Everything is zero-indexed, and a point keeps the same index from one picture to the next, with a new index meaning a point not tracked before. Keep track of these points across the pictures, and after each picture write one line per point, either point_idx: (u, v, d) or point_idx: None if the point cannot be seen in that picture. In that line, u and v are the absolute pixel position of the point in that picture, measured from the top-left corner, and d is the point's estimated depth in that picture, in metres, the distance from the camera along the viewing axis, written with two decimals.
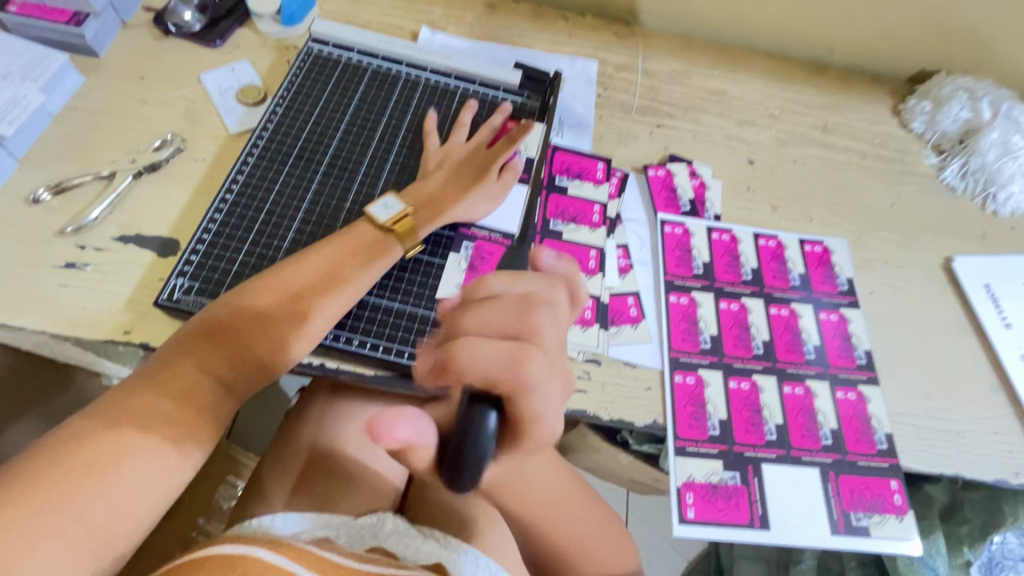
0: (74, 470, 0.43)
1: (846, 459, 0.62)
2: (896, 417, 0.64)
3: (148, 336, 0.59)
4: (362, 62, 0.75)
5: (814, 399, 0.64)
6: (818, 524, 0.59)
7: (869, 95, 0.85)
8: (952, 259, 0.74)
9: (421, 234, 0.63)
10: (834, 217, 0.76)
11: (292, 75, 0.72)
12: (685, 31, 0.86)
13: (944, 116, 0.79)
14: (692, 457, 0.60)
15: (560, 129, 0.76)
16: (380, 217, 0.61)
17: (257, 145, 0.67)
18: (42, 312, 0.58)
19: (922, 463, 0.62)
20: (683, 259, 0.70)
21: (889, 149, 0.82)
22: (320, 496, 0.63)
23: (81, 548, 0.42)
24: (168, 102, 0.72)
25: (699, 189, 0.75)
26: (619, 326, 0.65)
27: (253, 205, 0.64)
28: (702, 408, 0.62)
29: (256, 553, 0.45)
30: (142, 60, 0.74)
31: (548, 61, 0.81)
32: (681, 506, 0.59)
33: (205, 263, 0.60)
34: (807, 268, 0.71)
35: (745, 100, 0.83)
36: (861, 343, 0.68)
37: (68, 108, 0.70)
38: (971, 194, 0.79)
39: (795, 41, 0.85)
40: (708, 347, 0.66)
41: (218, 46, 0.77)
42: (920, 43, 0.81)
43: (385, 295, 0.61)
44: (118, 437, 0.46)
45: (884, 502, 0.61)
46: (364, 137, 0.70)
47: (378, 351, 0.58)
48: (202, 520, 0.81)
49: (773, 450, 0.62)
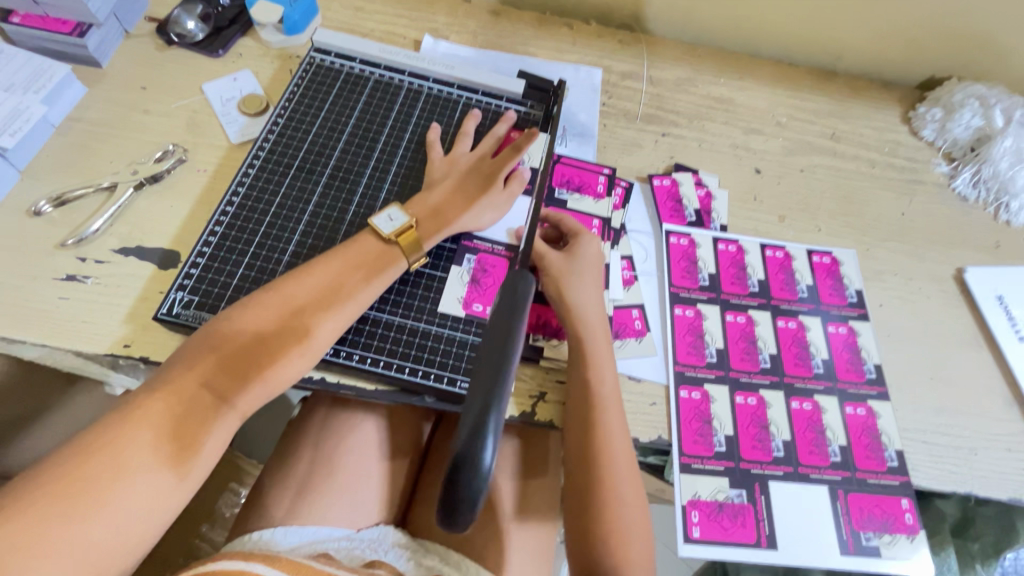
0: (75, 487, 0.43)
1: (856, 477, 0.61)
2: (907, 433, 0.63)
3: (147, 350, 0.58)
4: (365, 71, 0.74)
5: (822, 414, 0.63)
6: (828, 544, 0.58)
7: (879, 102, 0.84)
8: (964, 270, 0.73)
9: (423, 245, 0.61)
10: (842, 228, 0.74)
11: (294, 86, 0.72)
12: (692, 38, 0.85)
13: (955, 124, 0.78)
14: (697, 474, 0.59)
15: (564, 138, 0.75)
16: (382, 227, 0.61)
17: (258, 156, 0.67)
18: (42, 326, 0.58)
19: (935, 481, 0.61)
20: (689, 270, 0.69)
21: (899, 157, 0.80)
22: (322, 511, 0.62)
23: (78, 569, 0.42)
24: (170, 112, 0.72)
25: (705, 199, 0.74)
26: (624, 339, 0.64)
27: (253, 217, 0.63)
28: (708, 424, 0.61)
29: (254, 568, 0.45)
30: (144, 70, 0.74)
31: (552, 69, 0.80)
32: (687, 524, 0.58)
33: (204, 277, 0.60)
34: (816, 280, 0.70)
35: (752, 108, 0.81)
36: (871, 357, 0.66)
37: (70, 119, 0.70)
38: (983, 203, 0.77)
39: (803, 49, 0.84)
40: (713, 360, 0.65)
41: (220, 56, 0.76)
42: (930, 50, 0.79)
43: (386, 309, 0.60)
44: (119, 455, 0.45)
45: (894, 521, 0.59)
46: (365, 148, 0.69)
47: (378, 366, 0.58)
48: (206, 528, 0.81)
49: (781, 467, 0.61)
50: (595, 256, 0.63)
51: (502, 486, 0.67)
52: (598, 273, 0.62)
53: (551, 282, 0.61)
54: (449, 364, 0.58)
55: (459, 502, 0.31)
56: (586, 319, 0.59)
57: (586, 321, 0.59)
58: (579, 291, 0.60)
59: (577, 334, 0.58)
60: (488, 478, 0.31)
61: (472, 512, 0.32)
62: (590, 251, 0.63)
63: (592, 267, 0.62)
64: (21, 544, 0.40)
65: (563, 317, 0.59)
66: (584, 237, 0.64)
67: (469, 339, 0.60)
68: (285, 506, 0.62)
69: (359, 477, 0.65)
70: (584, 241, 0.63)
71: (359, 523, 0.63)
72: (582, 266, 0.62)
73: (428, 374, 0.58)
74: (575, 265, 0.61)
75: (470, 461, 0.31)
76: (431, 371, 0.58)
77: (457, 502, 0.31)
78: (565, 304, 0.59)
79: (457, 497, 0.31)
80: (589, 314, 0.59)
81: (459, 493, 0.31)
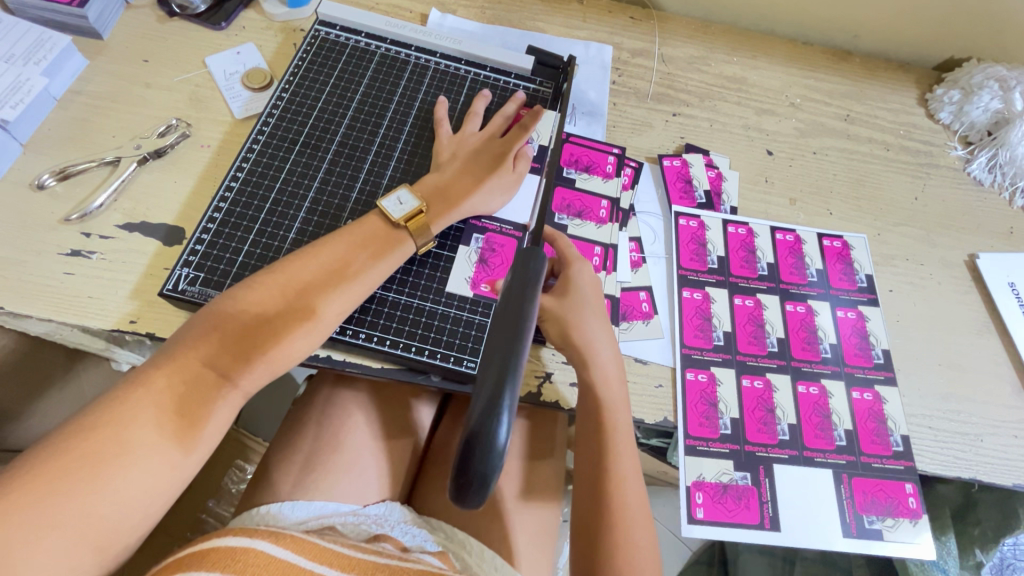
0: (78, 462, 0.43)
1: (860, 461, 0.61)
2: (913, 419, 0.63)
3: (153, 326, 0.58)
4: (371, 45, 0.73)
5: (829, 398, 0.63)
6: (829, 526, 0.59)
7: (896, 83, 0.82)
8: (976, 256, 0.72)
9: (431, 229, 0.60)
10: (855, 211, 0.74)
11: (298, 60, 0.70)
12: (704, 15, 0.83)
13: (973, 107, 0.76)
14: (702, 456, 0.60)
15: (573, 117, 0.74)
16: (391, 212, 0.60)
17: (263, 132, 0.66)
18: (47, 300, 0.58)
19: (939, 466, 0.61)
20: (698, 253, 0.68)
21: (914, 140, 0.79)
22: (329, 486, 0.62)
23: (85, 543, 0.42)
24: (173, 86, 0.71)
25: (715, 180, 0.73)
26: (631, 322, 0.64)
27: (258, 193, 0.63)
28: (714, 407, 0.61)
29: (258, 545, 0.44)
30: (146, 42, 0.73)
31: (561, 46, 0.79)
32: (691, 505, 0.58)
33: (209, 253, 0.59)
34: (826, 264, 0.70)
35: (765, 88, 0.80)
36: (879, 342, 0.66)
37: (71, 92, 0.69)
38: (998, 187, 0.76)
39: (818, 27, 0.82)
40: (721, 343, 0.64)
41: (223, 29, 0.75)
42: (949, 30, 0.78)
43: (393, 288, 0.60)
44: (122, 431, 0.44)
45: (898, 505, 0.60)
46: (372, 124, 0.68)
47: (385, 345, 0.57)
48: (213, 503, 0.82)
49: (786, 450, 0.61)
50: (590, 286, 0.60)
51: (508, 466, 0.67)
52: (597, 301, 0.59)
53: (552, 326, 0.58)
54: (456, 344, 0.58)
55: (472, 479, 0.33)
56: (587, 336, 0.57)
57: (586, 339, 0.57)
58: (580, 316, 0.58)
59: (581, 326, 0.57)
60: (500, 456, 0.32)
61: (485, 488, 0.33)
62: (584, 278, 0.59)
63: (592, 295, 0.59)
64: (24, 518, 0.40)
65: (564, 349, 0.57)
66: (576, 265, 0.60)
67: (475, 318, 0.60)
68: (292, 481, 0.62)
69: (365, 455, 0.65)
70: (575, 271, 0.59)
71: (365, 499, 0.63)
72: (579, 300, 0.58)
73: (435, 354, 0.57)
74: (571, 301, 0.58)
75: (484, 439, 0.32)
76: (438, 350, 0.58)
77: (470, 478, 0.33)
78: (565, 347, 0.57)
79: (470, 474, 0.33)
80: (592, 314, 0.58)
81: (473, 470, 0.32)
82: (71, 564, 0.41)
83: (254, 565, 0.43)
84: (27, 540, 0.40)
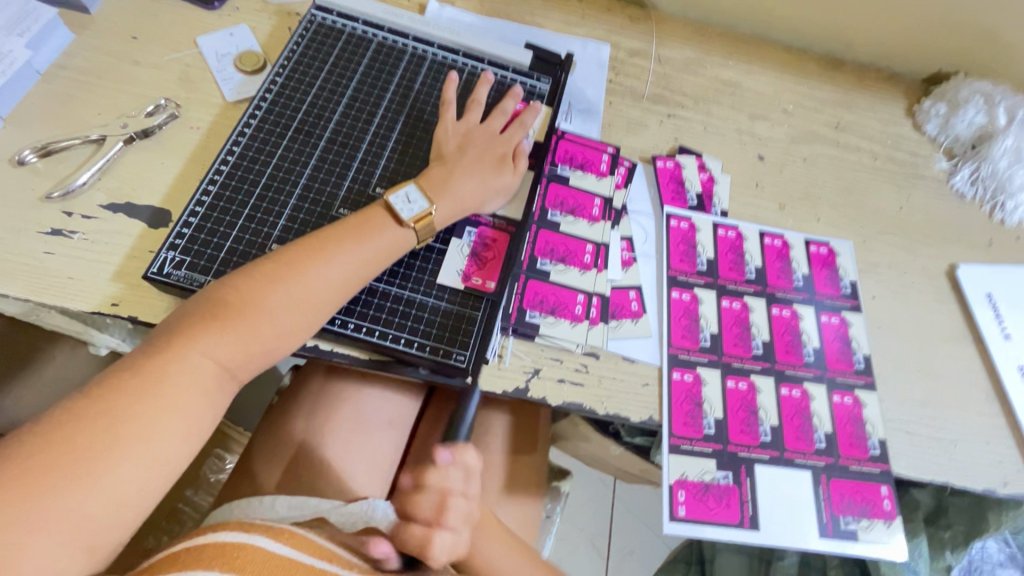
0: (67, 458, 0.42)
1: (838, 463, 0.62)
2: (890, 423, 0.64)
3: (136, 309, 0.57)
4: (368, 33, 0.72)
5: (810, 402, 0.64)
6: (806, 525, 0.60)
7: (885, 94, 0.84)
8: (956, 266, 0.74)
9: (436, 227, 0.61)
10: (841, 219, 0.75)
11: (293, 44, 0.69)
12: (701, 18, 0.83)
13: (959, 120, 0.78)
14: (685, 455, 0.60)
15: (568, 113, 0.74)
16: (399, 210, 0.59)
17: (255, 116, 0.65)
18: (27, 280, 0.56)
19: (912, 470, 0.63)
20: (687, 254, 0.69)
21: (901, 151, 0.80)
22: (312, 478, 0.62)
23: (75, 542, 0.41)
24: (162, 65, 0.69)
25: (707, 183, 0.73)
26: (620, 320, 0.64)
27: (248, 178, 0.61)
28: (699, 407, 0.62)
29: (256, 541, 0.44)
30: (135, 18, 0.71)
31: (559, 42, 0.79)
32: (673, 503, 0.59)
33: (198, 237, 0.58)
34: (812, 270, 0.71)
35: (758, 93, 0.81)
36: (860, 347, 0.67)
37: (56, 66, 0.67)
38: (979, 201, 0.78)
39: (813, 35, 0.83)
40: (707, 345, 0.65)
41: (216, 9, 0.73)
42: (937, 43, 0.79)
43: (395, 281, 0.60)
44: (115, 426, 0.44)
45: (873, 506, 0.61)
46: (367, 113, 0.67)
47: (374, 336, 0.57)
48: (190, 492, 0.80)
49: (767, 451, 0.62)
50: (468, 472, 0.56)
51: (492, 462, 0.68)
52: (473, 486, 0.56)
53: (432, 495, 0.55)
54: (446, 336, 0.58)
55: None
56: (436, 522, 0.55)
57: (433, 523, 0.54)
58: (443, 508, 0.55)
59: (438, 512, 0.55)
60: None
61: None
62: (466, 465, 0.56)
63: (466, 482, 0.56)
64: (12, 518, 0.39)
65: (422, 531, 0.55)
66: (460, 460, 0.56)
67: (466, 313, 0.59)
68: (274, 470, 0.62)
69: (350, 448, 0.65)
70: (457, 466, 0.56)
71: (348, 492, 0.63)
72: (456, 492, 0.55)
73: (424, 345, 0.57)
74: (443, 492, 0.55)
75: None
76: (427, 343, 0.57)
77: None
78: (413, 518, 0.55)
79: None
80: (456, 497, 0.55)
81: None
82: (63, 562, 0.41)
83: (253, 561, 0.43)
84: (19, 538, 0.39)
